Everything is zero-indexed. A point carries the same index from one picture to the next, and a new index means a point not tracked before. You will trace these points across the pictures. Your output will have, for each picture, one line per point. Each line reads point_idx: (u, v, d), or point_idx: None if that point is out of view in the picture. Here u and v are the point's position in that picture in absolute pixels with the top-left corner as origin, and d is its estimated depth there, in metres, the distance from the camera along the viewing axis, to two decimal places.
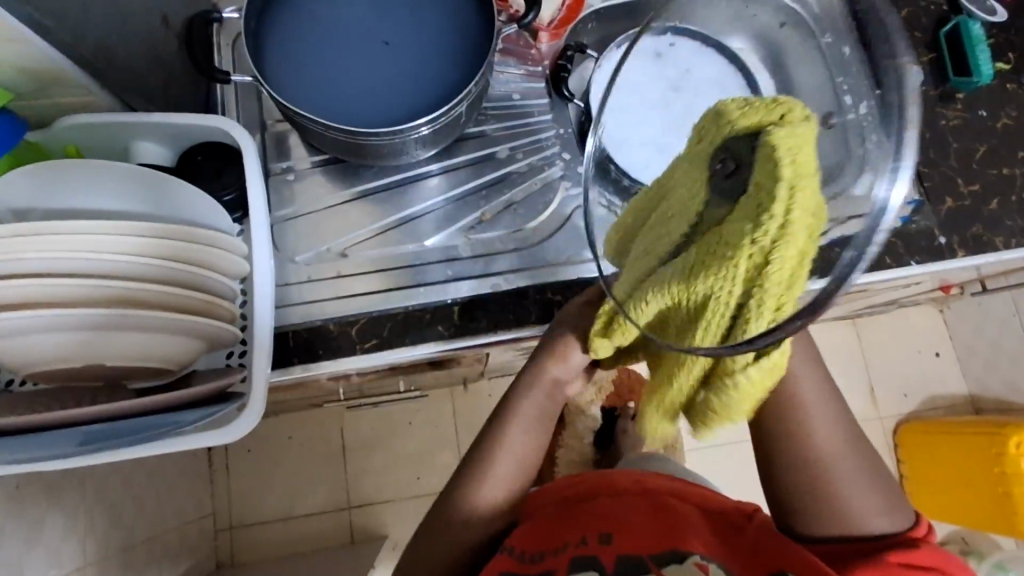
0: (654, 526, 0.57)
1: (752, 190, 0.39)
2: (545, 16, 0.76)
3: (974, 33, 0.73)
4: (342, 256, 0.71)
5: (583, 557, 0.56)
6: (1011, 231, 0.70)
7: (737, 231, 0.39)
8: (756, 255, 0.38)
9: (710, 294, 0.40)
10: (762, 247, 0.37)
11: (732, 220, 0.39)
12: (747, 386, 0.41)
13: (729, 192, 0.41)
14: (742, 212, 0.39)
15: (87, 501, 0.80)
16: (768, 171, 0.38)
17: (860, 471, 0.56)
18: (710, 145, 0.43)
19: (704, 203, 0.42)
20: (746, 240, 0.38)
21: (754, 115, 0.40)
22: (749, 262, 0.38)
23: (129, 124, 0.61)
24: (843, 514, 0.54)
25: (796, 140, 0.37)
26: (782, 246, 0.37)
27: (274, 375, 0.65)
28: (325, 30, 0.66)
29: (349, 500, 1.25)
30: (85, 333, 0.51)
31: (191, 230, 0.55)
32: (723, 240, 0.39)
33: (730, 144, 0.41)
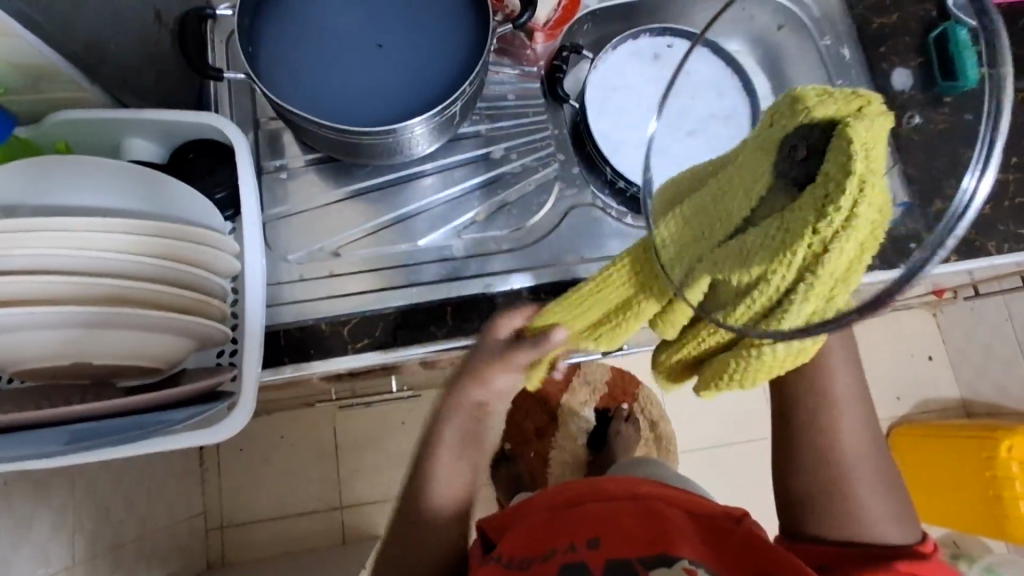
0: (644, 530, 0.57)
1: (820, 180, 0.39)
2: (541, 16, 0.75)
3: (959, 38, 0.73)
4: (335, 255, 0.71)
5: (571, 562, 0.55)
6: (1003, 236, 0.70)
7: (800, 220, 0.39)
8: (818, 247, 0.39)
9: (760, 277, 0.42)
10: (823, 241, 0.39)
11: (798, 209, 0.40)
12: (770, 358, 0.45)
13: (796, 178, 0.41)
14: (808, 202, 0.39)
15: (76, 499, 0.80)
16: (840, 162, 0.38)
17: (875, 477, 0.55)
18: (780, 130, 0.43)
19: (765, 186, 0.42)
20: (812, 233, 0.39)
21: (832, 106, 0.40)
22: (810, 251, 0.39)
23: (121, 120, 0.60)
24: (853, 515, 0.54)
25: (872, 135, 0.38)
26: (842, 240, 0.38)
27: (264, 374, 0.65)
28: (319, 29, 0.66)
29: (342, 500, 1.24)
30: (75, 331, 0.50)
31: (184, 229, 0.54)
32: (785, 228, 0.40)
33: (803, 132, 0.41)
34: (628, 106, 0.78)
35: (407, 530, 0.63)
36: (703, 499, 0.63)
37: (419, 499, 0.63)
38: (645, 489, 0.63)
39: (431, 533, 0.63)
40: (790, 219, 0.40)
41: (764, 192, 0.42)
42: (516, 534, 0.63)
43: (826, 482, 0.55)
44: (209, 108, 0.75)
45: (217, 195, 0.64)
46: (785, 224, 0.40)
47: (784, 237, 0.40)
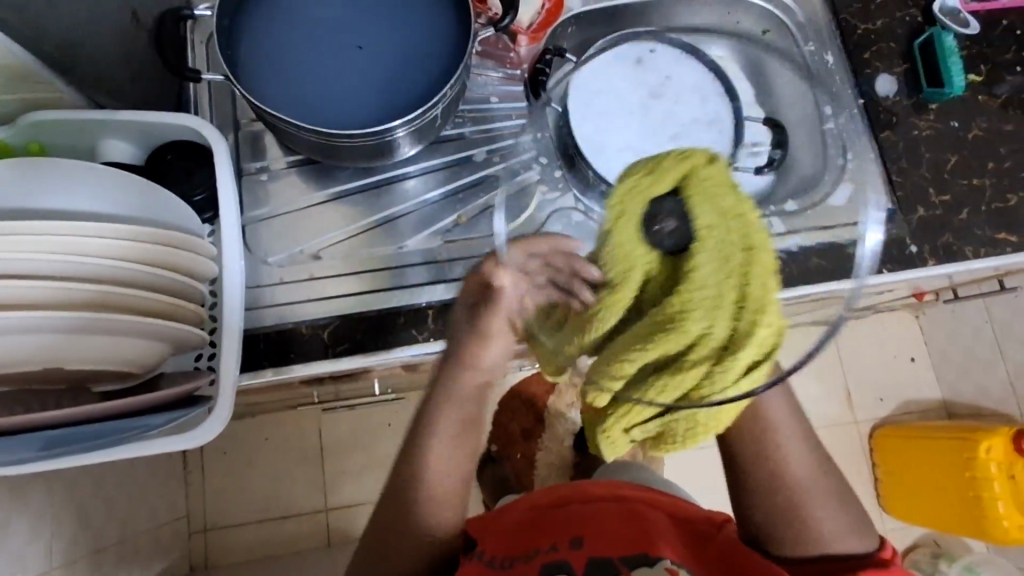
0: (626, 529, 0.57)
1: (705, 235, 0.46)
2: (524, 19, 0.75)
3: (946, 43, 0.75)
4: (315, 258, 0.70)
5: (553, 563, 0.56)
6: (980, 241, 0.71)
7: (715, 269, 0.45)
8: (741, 281, 0.46)
9: (704, 331, 0.45)
10: (741, 274, 0.46)
11: (700, 265, 0.45)
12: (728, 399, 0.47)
13: (680, 242, 0.47)
14: (706, 257, 0.45)
15: (54, 504, 0.79)
16: (717, 217, 0.47)
17: (829, 493, 0.57)
18: (637, 208, 0.48)
19: (655, 264, 0.46)
20: (728, 272, 0.46)
21: (672, 171, 0.49)
22: (736, 287, 0.46)
23: (96, 121, 0.59)
24: (813, 534, 0.56)
25: (717, 182, 0.48)
26: (756, 270, 0.46)
27: (243, 378, 0.64)
28: (299, 30, 0.65)
29: (327, 502, 1.23)
30: (47, 336, 0.49)
31: (158, 232, 0.54)
32: (705, 281, 0.45)
33: (663, 207, 0.47)
34: None
35: (385, 533, 0.62)
36: (684, 502, 0.63)
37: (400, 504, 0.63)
38: (626, 491, 0.63)
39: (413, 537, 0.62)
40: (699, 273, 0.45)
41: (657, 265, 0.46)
42: (498, 534, 0.63)
43: (783, 504, 0.57)
44: (189, 109, 0.74)
45: (197, 197, 0.63)
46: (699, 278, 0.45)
47: (703, 290, 0.45)
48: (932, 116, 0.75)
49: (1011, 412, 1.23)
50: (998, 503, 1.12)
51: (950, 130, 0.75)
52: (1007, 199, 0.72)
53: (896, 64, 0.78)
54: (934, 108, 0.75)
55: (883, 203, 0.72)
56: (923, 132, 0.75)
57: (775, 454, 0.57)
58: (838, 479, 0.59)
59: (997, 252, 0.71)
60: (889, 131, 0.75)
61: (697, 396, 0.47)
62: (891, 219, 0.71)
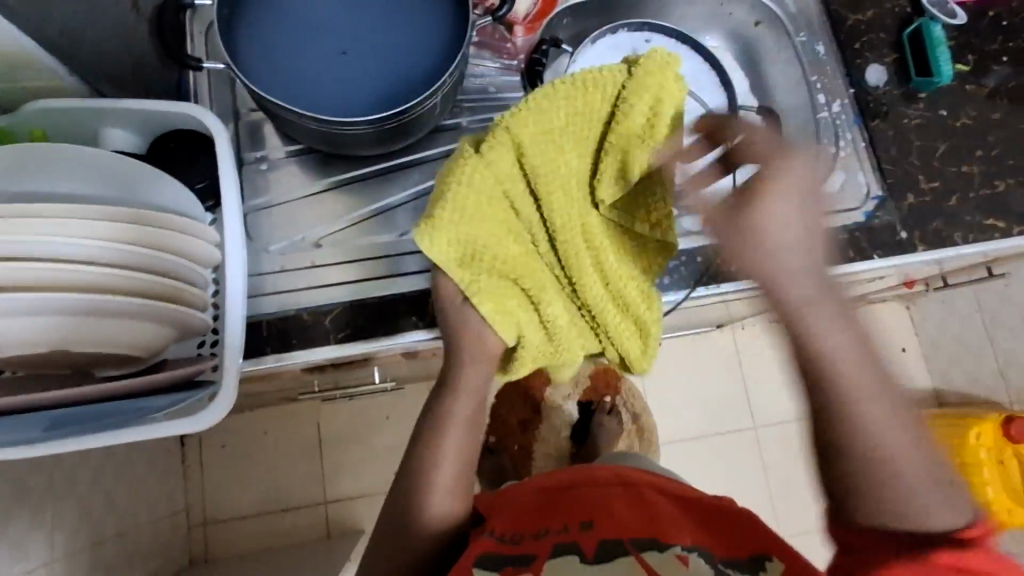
0: (638, 520, 0.53)
1: (539, 314, 0.60)
2: (521, 9, 0.76)
3: (934, 35, 0.75)
4: (316, 246, 0.71)
5: (563, 543, 0.51)
6: (969, 227, 0.72)
7: (538, 121, 0.54)
8: (497, 187, 0.55)
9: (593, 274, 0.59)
10: (495, 211, 0.55)
11: (565, 243, 0.57)
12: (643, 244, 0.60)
13: (542, 320, 0.60)
14: (495, 310, 0.57)
15: (55, 496, 0.79)
16: (510, 292, 0.59)
17: (891, 418, 0.51)
18: (496, 284, 0.57)
19: (490, 280, 0.57)
20: (471, 242, 0.55)
21: (494, 303, 0.57)
22: (507, 157, 0.54)
23: (96, 109, 0.60)
24: (895, 507, 0.50)
25: (567, 342, 0.62)
26: (556, 301, 0.60)
27: (246, 364, 0.65)
28: (289, 29, 0.66)
29: (325, 495, 1.24)
30: (59, 317, 0.49)
31: (166, 215, 0.55)
32: (553, 157, 0.55)
33: (485, 280, 0.57)
34: None
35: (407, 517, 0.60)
36: (678, 482, 0.60)
37: (415, 489, 0.60)
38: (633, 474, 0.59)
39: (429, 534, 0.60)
40: (531, 272, 0.58)
41: (501, 246, 0.56)
42: (504, 518, 0.57)
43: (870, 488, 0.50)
44: (188, 98, 0.75)
45: (198, 185, 0.64)
46: (522, 245, 0.58)
47: (513, 223, 0.57)
48: (922, 105, 0.76)
49: (1001, 401, 1.25)
50: (987, 488, 1.13)
51: (939, 118, 0.76)
52: (995, 186, 0.73)
53: (887, 53, 0.79)
54: (923, 97, 0.76)
55: (873, 190, 0.74)
56: (913, 121, 0.76)
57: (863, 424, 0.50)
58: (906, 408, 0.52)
59: (987, 238, 0.72)
60: (880, 121, 0.76)
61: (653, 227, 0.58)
62: (882, 206, 0.72)
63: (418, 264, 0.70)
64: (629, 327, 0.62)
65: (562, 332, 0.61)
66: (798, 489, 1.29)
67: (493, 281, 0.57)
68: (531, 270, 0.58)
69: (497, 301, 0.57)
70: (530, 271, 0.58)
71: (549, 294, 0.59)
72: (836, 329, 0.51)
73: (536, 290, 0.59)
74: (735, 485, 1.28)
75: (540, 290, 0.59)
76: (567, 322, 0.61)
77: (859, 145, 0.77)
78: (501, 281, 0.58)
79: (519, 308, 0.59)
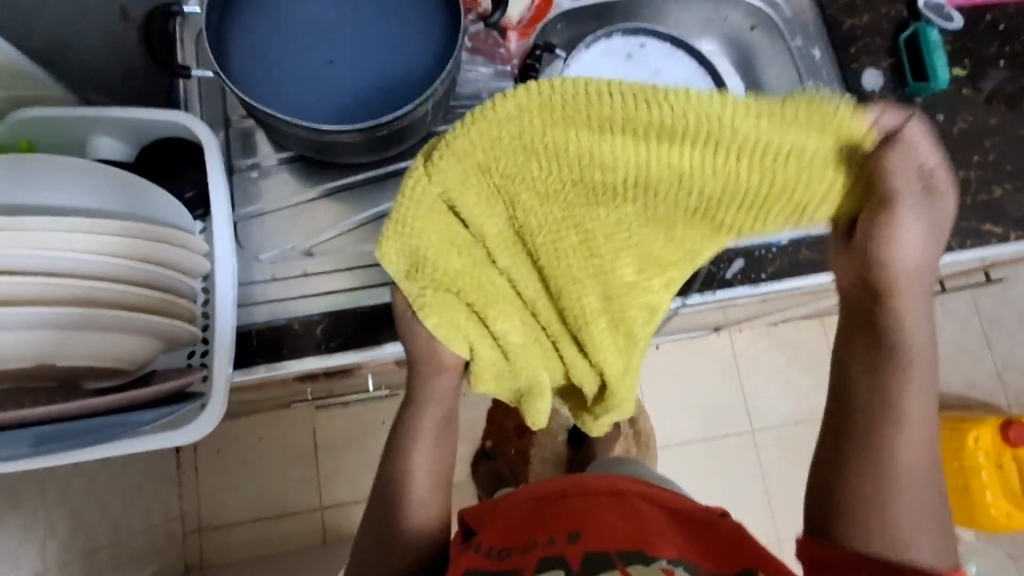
0: (626, 528, 0.52)
1: (494, 333, 0.54)
2: (514, 16, 0.76)
3: (930, 39, 0.75)
4: (308, 255, 0.71)
5: (549, 558, 0.50)
6: (966, 232, 0.71)
7: (496, 126, 0.42)
8: (445, 200, 0.47)
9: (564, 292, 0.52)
10: (439, 223, 0.48)
11: (516, 259, 0.52)
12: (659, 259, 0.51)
13: (497, 339, 0.55)
14: (442, 322, 0.53)
15: (48, 505, 0.78)
16: (459, 309, 0.53)
17: (924, 433, 0.50)
18: (446, 299, 0.52)
19: (438, 295, 0.52)
20: (416, 253, 0.49)
21: (440, 320, 0.53)
22: (458, 167, 0.45)
23: (84, 118, 0.60)
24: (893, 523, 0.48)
25: (527, 355, 0.57)
26: (512, 319, 0.54)
27: (236, 374, 0.65)
28: (276, 38, 0.65)
29: (321, 500, 1.23)
30: (43, 333, 0.49)
31: (154, 227, 0.54)
32: (525, 170, 0.45)
33: (434, 297, 0.52)
34: None
35: (399, 528, 0.59)
36: (682, 497, 0.59)
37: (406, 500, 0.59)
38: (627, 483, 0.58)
39: (422, 545, 0.59)
40: (486, 289, 0.52)
41: (450, 261, 0.50)
42: (495, 525, 0.57)
43: (869, 503, 0.48)
44: (178, 105, 0.74)
45: (188, 194, 0.64)
46: (473, 259, 0.51)
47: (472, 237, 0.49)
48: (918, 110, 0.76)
49: (1000, 404, 1.24)
50: (987, 493, 1.14)
51: (936, 123, 0.75)
52: (992, 191, 0.73)
53: (882, 58, 0.78)
54: (920, 101, 0.76)
55: None
56: None
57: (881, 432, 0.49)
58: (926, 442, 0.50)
59: (985, 244, 0.71)
60: None
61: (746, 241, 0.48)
62: None
63: None
64: (610, 339, 0.57)
65: (520, 350, 0.56)
66: (797, 493, 1.28)
67: (443, 297, 0.52)
68: (490, 286, 0.52)
69: (443, 317, 0.53)
70: (481, 285, 0.52)
71: (509, 310, 0.54)
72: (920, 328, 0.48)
73: (493, 307, 0.53)
74: (733, 489, 1.27)
75: (496, 311, 0.53)
76: (525, 340, 0.56)
77: None
78: (451, 297, 0.52)
79: (473, 324, 0.54)
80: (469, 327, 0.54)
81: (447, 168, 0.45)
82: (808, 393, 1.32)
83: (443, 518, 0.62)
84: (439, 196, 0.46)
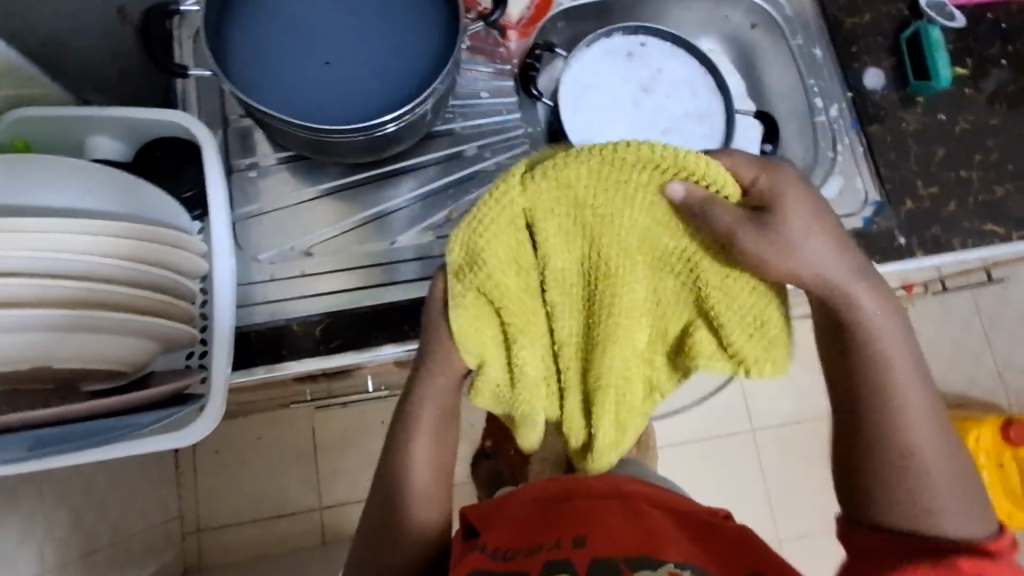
0: (633, 532, 0.51)
1: (507, 355, 0.53)
2: (513, 15, 0.77)
3: (932, 38, 0.75)
4: (307, 255, 0.70)
5: (555, 561, 0.49)
6: (967, 233, 0.71)
7: (603, 163, 0.44)
8: (526, 214, 0.46)
9: (597, 350, 0.51)
10: (513, 234, 0.47)
11: (560, 300, 0.50)
12: (695, 341, 0.49)
13: (508, 365, 0.54)
14: (469, 326, 0.51)
15: (45, 508, 0.78)
16: (486, 322, 0.52)
17: (922, 405, 0.50)
18: (480, 306, 0.51)
19: (474, 301, 0.50)
20: (479, 252, 0.48)
21: (466, 326, 0.51)
22: (553, 189, 0.45)
23: (80, 118, 0.59)
24: (910, 503, 0.50)
25: (534, 394, 0.54)
26: (534, 352, 0.53)
27: (236, 375, 0.64)
28: (271, 39, 0.64)
29: (321, 501, 1.23)
30: (40, 335, 0.48)
31: (152, 228, 0.54)
32: (607, 209, 0.46)
33: (469, 301, 0.50)
34: (601, 101, 0.80)
35: (399, 532, 0.59)
36: (681, 497, 0.59)
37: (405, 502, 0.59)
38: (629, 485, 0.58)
39: (421, 548, 0.59)
40: (523, 315, 0.51)
41: (503, 275, 0.48)
42: (499, 527, 0.56)
43: (894, 484, 0.50)
44: (176, 105, 0.74)
45: (186, 193, 0.64)
46: (526, 280, 0.50)
47: (529, 259, 0.49)
48: (920, 110, 0.76)
49: (1000, 403, 1.24)
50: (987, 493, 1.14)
51: (938, 122, 0.75)
52: (993, 191, 0.72)
53: (884, 57, 0.78)
54: (922, 101, 0.76)
55: (871, 196, 0.73)
56: (911, 126, 0.75)
57: (897, 415, 0.50)
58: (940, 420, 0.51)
59: (987, 244, 0.71)
60: (877, 126, 0.75)
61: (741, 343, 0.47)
62: (879, 212, 0.72)
63: (410, 273, 0.69)
64: (613, 413, 0.54)
65: (533, 385, 0.54)
66: (797, 493, 1.28)
67: (476, 303, 0.51)
68: (523, 310, 0.51)
69: (471, 324, 0.51)
70: (522, 309, 0.51)
71: (534, 343, 0.52)
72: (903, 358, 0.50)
73: (519, 334, 0.51)
74: (733, 489, 1.27)
75: (524, 342, 0.52)
76: (540, 377, 0.55)
77: (860, 151, 0.76)
78: (483, 307, 0.51)
79: (491, 339, 0.52)
80: (490, 343, 0.53)
81: (546, 181, 0.45)
82: (808, 393, 1.32)
83: (442, 521, 0.61)
84: (523, 209, 0.46)
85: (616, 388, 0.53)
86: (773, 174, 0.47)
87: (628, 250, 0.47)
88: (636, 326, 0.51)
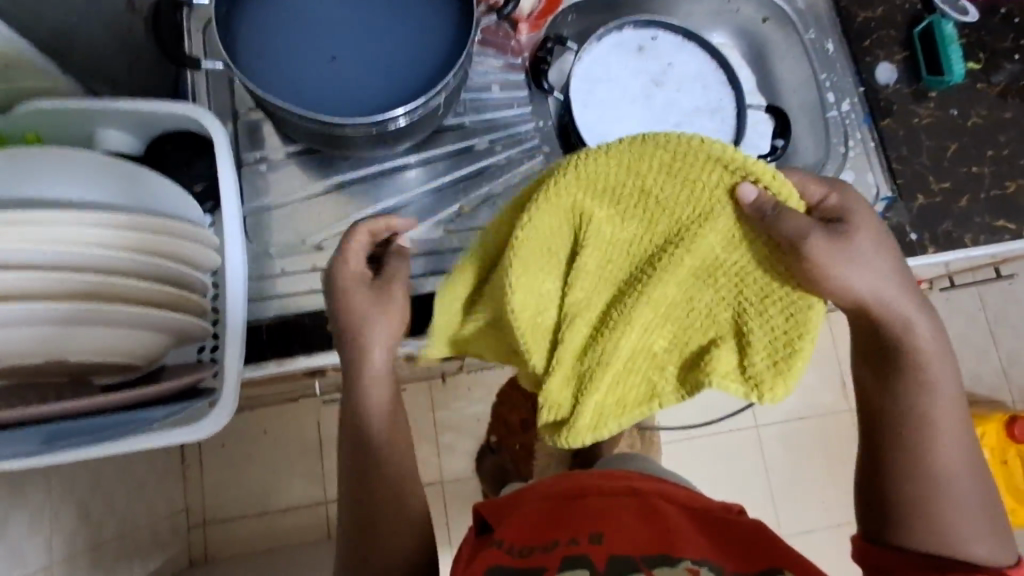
0: (649, 530, 0.52)
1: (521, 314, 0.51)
2: (525, 7, 0.74)
3: (946, 32, 0.74)
4: (317, 250, 0.70)
5: (571, 557, 0.49)
6: (979, 229, 0.71)
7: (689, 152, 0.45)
8: (595, 182, 0.47)
9: (620, 339, 0.50)
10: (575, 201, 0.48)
11: (594, 276, 0.51)
12: (717, 358, 0.48)
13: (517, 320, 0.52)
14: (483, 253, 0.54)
15: (53, 501, 0.78)
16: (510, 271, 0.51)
17: (957, 419, 0.53)
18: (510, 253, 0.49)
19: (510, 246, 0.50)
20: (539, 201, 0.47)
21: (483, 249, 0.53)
22: (629, 161, 0.46)
23: (90, 110, 0.59)
24: (936, 514, 0.51)
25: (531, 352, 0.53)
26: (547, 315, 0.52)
27: (248, 369, 0.64)
28: (278, 32, 0.64)
29: (326, 495, 1.23)
30: (53, 328, 0.48)
31: (164, 221, 0.54)
32: (673, 195, 0.47)
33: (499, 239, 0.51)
34: (612, 96, 0.80)
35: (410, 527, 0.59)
36: (692, 492, 0.59)
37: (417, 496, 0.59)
38: (641, 483, 0.58)
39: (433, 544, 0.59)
40: (549, 277, 0.51)
41: (547, 231, 0.49)
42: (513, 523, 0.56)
43: (916, 498, 0.52)
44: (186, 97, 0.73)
45: (196, 186, 0.64)
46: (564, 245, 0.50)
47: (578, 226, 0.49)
48: (932, 105, 0.75)
49: (1005, 400, 1.24)
50: None
51: (950, 117, 0.75)
52: (1005, 186, 0.72)
53: (896, 51, 0.77)
54: (934, 96, 0.75)
55: (883, 191, 0.73)
56: (924, 120, 0.75)
57: (927, 431, 0.52)
58: (968, 444, 0.53)
59: (998, 240, 0.71)
60: (890, 121, 0.75)
61: (764, 366, 0.47)
62: (891, 208, 0.71)
63: (420, 267, 0.69)
64: (608, 410, 0.52)
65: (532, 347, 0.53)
66: (801, 488, 1.28)
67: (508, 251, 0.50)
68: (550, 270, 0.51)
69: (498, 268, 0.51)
70: (546, 270, 0.51)
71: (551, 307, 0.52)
72: (944, 377, 0.52)
73: (536, 291, 0.51)
74: (737, 484, 1.27)
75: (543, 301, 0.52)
76: (541, 344, 0.53)
77: (871, 147, 0.76)
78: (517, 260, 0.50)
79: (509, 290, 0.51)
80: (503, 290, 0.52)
81: (625, 154, 0.46)
82: (813, 388, 1.31)
83: None
84: (591, 176, 0.47)
85: (621, 383, 0.51)
86: (842, 196, 0.51)
87: (675, 243, 0.48)
88: (658, 326, 0.50)
